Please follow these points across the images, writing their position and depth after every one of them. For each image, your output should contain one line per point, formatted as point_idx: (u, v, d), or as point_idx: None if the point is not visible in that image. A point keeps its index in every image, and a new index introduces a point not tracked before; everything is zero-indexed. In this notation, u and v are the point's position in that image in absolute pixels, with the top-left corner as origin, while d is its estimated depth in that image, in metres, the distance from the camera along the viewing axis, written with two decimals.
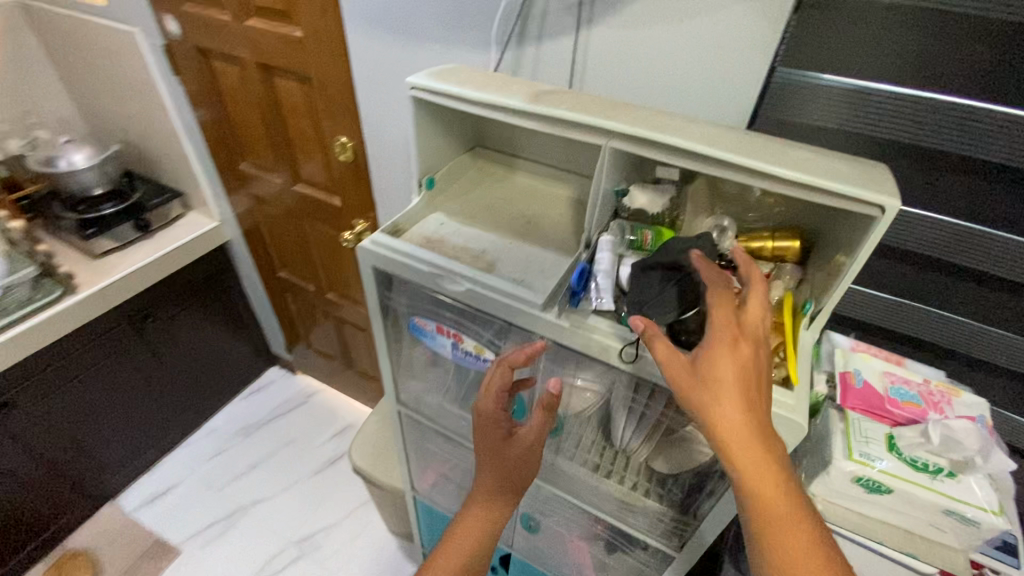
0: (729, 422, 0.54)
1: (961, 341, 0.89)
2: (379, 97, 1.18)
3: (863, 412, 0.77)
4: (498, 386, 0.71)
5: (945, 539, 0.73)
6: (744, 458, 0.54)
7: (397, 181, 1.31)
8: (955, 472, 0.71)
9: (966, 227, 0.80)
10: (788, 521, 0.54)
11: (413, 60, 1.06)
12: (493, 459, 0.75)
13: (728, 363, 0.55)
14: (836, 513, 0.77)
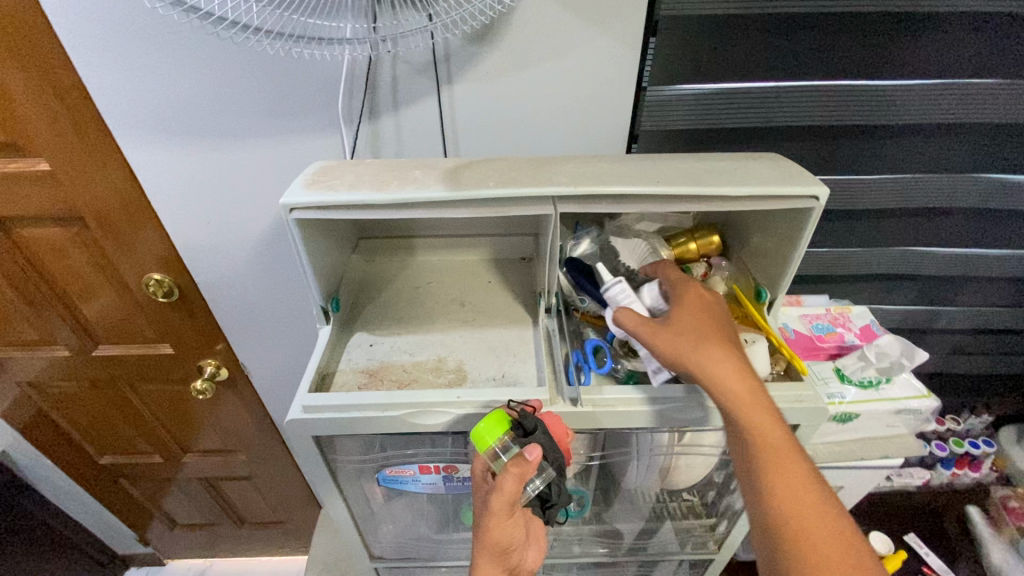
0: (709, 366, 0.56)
1: (833, 269, 1.04)
2: (198, 215, 0.93)
3: (808, 358, 0.85)
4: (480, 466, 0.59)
5: (896, 432, 0.87)
6: (749, 411, 0.54)
7: (252, 302, 1.07)
8: (889, 377, 0.84)
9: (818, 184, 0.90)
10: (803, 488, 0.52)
11: (237, 161, 0.86)
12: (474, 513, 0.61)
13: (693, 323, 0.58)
14: (819, 452, 0.87)
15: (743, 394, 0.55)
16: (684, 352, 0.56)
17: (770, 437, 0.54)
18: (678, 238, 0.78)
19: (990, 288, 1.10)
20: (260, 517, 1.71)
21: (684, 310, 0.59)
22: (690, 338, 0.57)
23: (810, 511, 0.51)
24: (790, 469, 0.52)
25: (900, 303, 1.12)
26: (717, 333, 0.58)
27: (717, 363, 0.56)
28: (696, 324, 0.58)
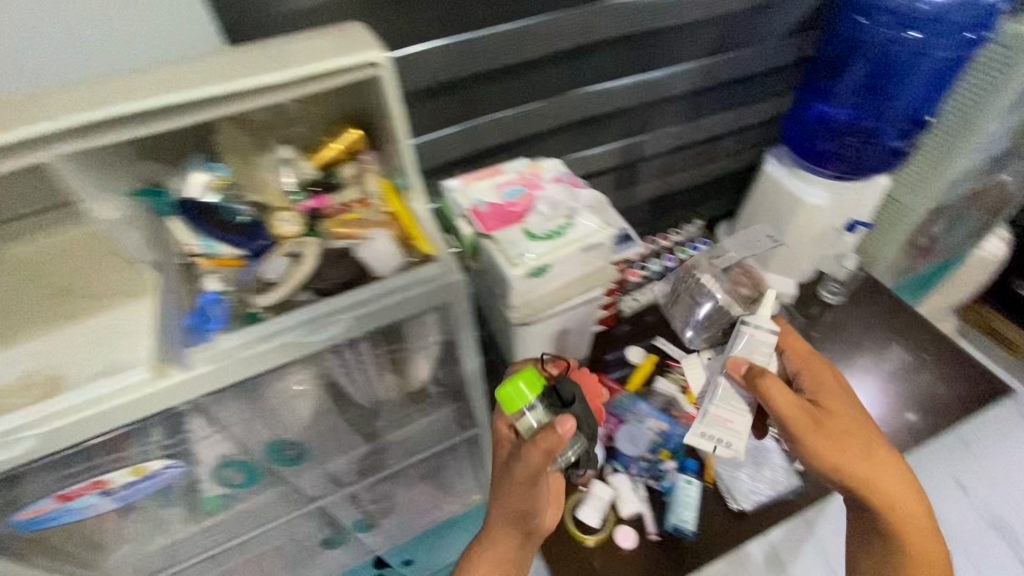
0: (805, 437, 0.80)
1: (525, 128, 1.06)
2: None
3: (501, 226, 0.89)
4: (507, 424, 0.75)
5: (596, 267, 0.94)
6: (858, 439, 0.81)
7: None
8: (571, 221, 0.90)
9: (458, 46, 0.88)
10: (907, 483, 0.80)
11: None
12: (499, 484, 0.75)
13: (807, 435, 0.80)
14: (536, 306, 0.92)
15: (897, 488, 0.80)
16: (813, 445, 0.79)
17: (904, 496, 0.80)
18: (321, 144, 0.73)
19: (669, 109, 1.22)
20: None
21: (842, 425, 0.81)
22: (840, 442, 0.80)
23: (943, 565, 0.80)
24: (883, 462, 0.81)
25: (597, 145, 1.22)
26: (893, 478, 0.80)
27: (873, 455, 0.80)
28: (852, 428, 0.82)
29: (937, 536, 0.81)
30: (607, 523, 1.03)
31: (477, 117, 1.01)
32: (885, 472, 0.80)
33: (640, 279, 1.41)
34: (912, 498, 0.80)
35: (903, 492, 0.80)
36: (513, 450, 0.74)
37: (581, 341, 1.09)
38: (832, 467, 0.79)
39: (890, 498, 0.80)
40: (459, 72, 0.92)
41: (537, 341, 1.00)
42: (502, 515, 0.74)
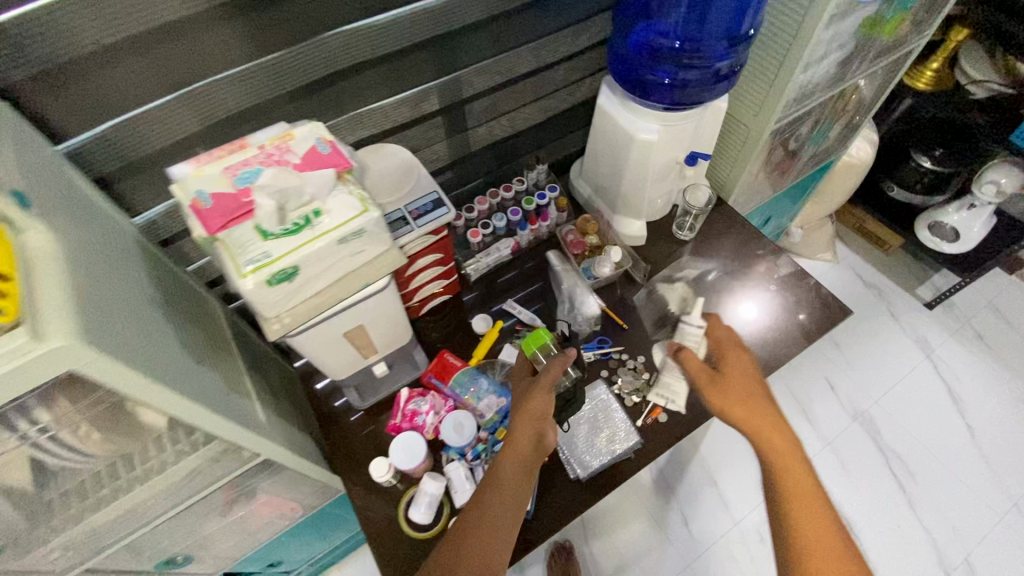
0: (705, 389, 0.95)
1: (277, 82, 0.86)
2: None
3: (229, 224, 0.71)
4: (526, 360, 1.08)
5: (369, 255, 0.80)
6: (732, 385, 0.95)
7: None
8: (319, 208, 0.74)
9: (77, 5, 0.65)
10: (783, 436, 0.89)
11: None
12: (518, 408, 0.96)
13: (699, 376, 0.96)
14: (298, 312, 0.78)
15: (788, 455, 0.87)
16: (714, 402, 0.93)
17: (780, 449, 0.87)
18: None
19: (478, 35, 1.04)
20: None
21: (733, 383, 0.96)
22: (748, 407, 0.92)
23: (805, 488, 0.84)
24: (773, 429, 0.90)
25: (382, 93, 1.02)
26: (779, 437, 0.89)
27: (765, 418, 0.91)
28: (758, 403, 0.92)
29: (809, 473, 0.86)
30: (441, 515, 0.98)
31: (168, 94, 0.78)
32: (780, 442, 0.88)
33: (483, 238, 1.27)
34: (796, 464, 0.86)
35: (752, 409, 0.92)
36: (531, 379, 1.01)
37: (390, 330, 0.96)
38: (708, 393, 0.94)
39: (758, 431, 0.89)
40: (104, 38, 0.69)
41: (325, 345, 0.87)
42: (523, 423, 0.94)
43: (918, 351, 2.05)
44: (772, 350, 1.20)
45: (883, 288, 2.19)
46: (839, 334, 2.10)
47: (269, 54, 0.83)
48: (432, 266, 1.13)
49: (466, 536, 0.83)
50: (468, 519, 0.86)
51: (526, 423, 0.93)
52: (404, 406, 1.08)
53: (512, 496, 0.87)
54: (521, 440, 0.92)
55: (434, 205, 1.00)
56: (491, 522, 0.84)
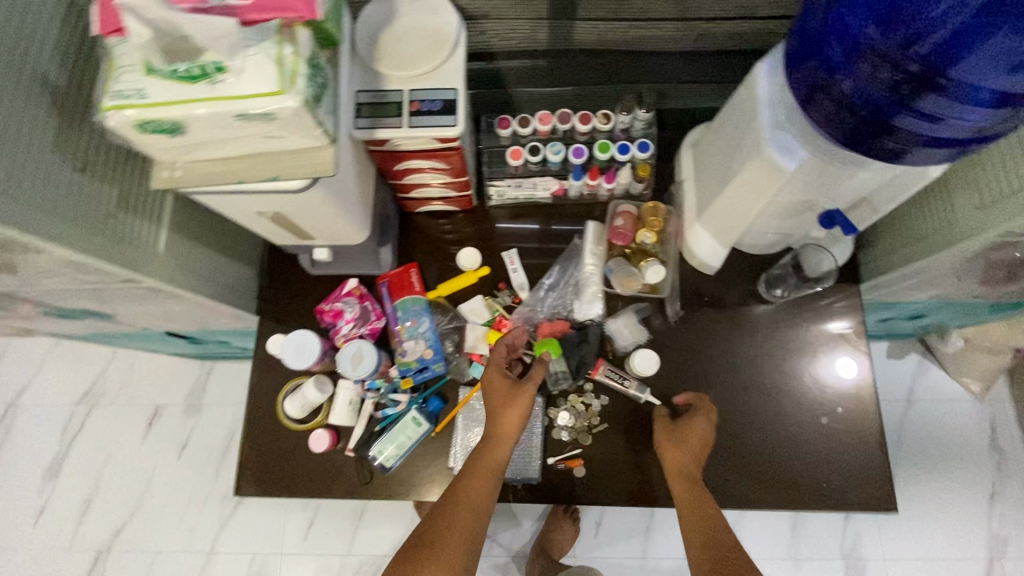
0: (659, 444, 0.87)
1: None
2: None
3: (120, 33, 0.55)
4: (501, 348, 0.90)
5: (292, 143, 0.62)
6: (675, 435, 0.87)
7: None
8: (221, 63, 0.54)
9: None
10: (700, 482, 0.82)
11: None
12: (499, 403, 0.85)
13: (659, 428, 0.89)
14: (194, 173, 0.64)
15: (690, 475, 0.82)
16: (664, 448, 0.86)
17: (692, 471, 0.83)
18: None
19: None
20: None
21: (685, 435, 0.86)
22: (670, 431, 0.87)
23: (708, 505, 0.78)
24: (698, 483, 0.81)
25: None
26: (691, 460, 0.84)
27: (679, 435, 0.86)
28: (671, 431, 0.87)
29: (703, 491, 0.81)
30: (310, 421, 0.93)
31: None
32: (689, 460, 0.84)
33: (524, 165, 0.98)
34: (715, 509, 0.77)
35: (685, 461, 0.84)
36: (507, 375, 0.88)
37: (331, 226, 0.81)
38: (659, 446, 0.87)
39: (688, 483, 0.81)
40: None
41: (233, 208, 0.73)
42: (495, 424, 0.82)
43: (984, 548, 1.60)
44: (763, 488, 0.91)
45: (1010, 459, 1.65)
46: (905, 472, 1.66)
47: None
48: (436, 171, 0.90)
49: (432, 549, 0.70)
50: (431, 522, 0.73)
51: (500, 434, 0.82)
52: (339, 298, 0.97)
53: (485, 504, 0.76)
54: (496, 452, 0.81)
55: (444, 109, 0.75)
56: (460, 532, 0.72)
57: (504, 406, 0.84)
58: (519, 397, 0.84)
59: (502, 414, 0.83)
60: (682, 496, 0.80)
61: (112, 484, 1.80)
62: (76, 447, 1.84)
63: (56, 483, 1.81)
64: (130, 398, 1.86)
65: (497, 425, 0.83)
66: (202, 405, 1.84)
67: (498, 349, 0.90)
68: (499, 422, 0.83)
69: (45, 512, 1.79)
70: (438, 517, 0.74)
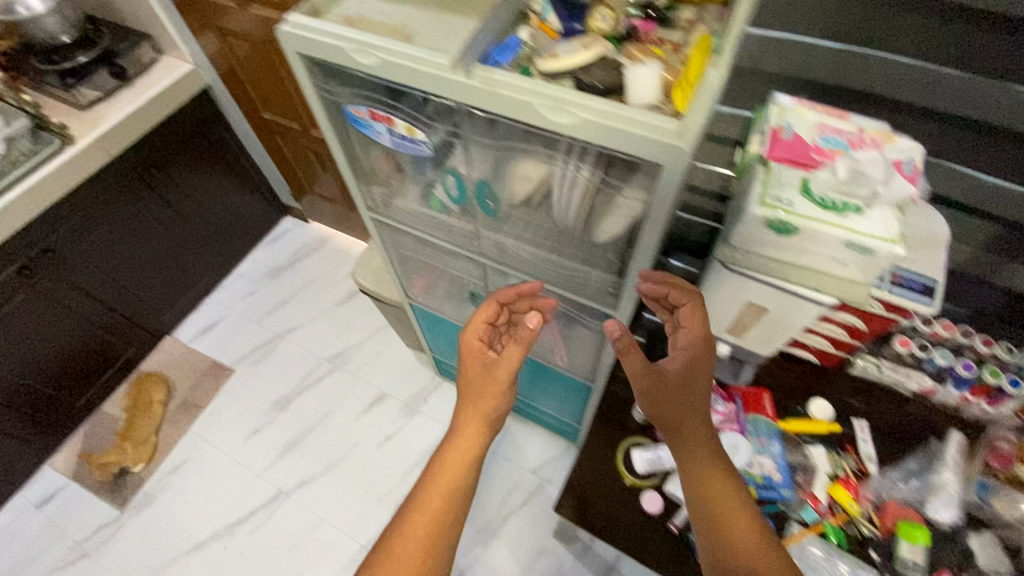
0: (647, 392, 0.84)
1: (908, 86, 0.87)
2: None
3: (787, 162, 0.78)
4: (485, 318, 0.98)
5: (849, 273, 0.79)
6: (668, 401, 0.83)
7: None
8: (860, 206, 0.74)
9: None
10: (711, 455, 0.83)
11: None
12: (472, 376, 0.93)
13: (663, 371, 0.84)
14: (751, 262, 0.83)
15: (704, 449, 0.83)
16: (646, 394, 0.84)
17: (699, 444, 0.83)
18: None
19: None
20: None
21: (674, 387, 0.84)
22: (675, 395, 0.83)
23: (718, 481, 0.81)
24: (701, 454, 0.82)
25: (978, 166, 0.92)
26: (681, 408, 0.83)
27: (687, 404, 0.83)
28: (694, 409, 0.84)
29: (721, 460, 0.83)
30: (652, 478, 1.03)
31: (870, 50, 0.86)
32: (701, 437, 0.83)
33: (907, 353, 1.10)
34: (722, 477, 0.81)
35: (685, 423, 0.83)
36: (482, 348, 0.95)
37: (770, 334, 0.97)
38: (646, 399, 0.85)
39: (695, 456, 0.83)
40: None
41: (724, 294, 0.92)
42: (484, 382, 0.92)
43: None
44: None
45: None
46: None
47: (931, 64, 0.83)
48: (842, 330, 1.03)
49: (428, 499, 0.83)
50: (434, 472, 0.86)
51: (489, 392, 0.91)
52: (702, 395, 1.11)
53: (473, 454, 0.88)
54: (492, 399, 0.91)
55: (924, 291, 0.89)
56: (449, 479, 0.85)
57: (480, 378, 0.93)
58: (494, 373, 0.92)
59: (499, 375, 0.92)
60: (699, 467, 0.82)
61: (317, 438, 2.00)
62: (306, 393, 2.11)
63: (278, 415, 2.06)
64: (366, 375, 2.13)
65: (475, 383, 0.93)
66: (417, 410, 2.03)
67: (483, 312, 0.98)
68: (471, 391, 0.92)
69: (257, 433, 2.03)
70: (442, 460, 0.87)
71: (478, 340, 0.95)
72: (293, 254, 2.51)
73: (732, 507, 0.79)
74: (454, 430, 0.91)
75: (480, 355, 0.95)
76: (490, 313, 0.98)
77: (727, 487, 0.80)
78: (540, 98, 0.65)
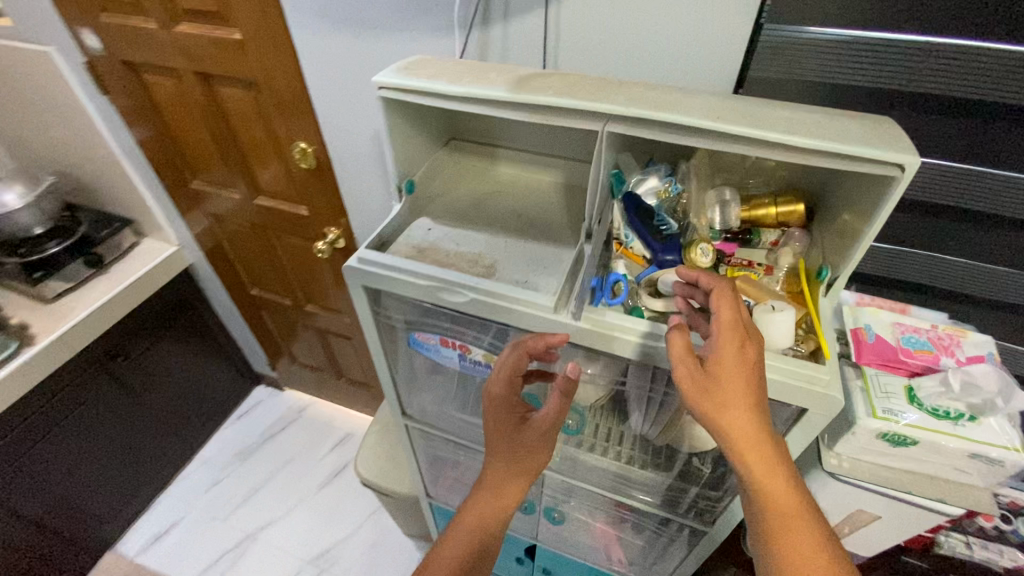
0: (709, 408, 0.54)
1: (963, 282, 0.87)
2: (343, 113, 1.11)
3: (879, 366, 0.76)
4: (512, 368, 0.66)
5: (970, 480, 0.74)
6: (748, 449, 0.55)
7: (360, 164, 1.19)
8: (975, 415, 0.72)
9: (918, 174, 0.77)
10: (787, 492, 0.56)
11: (384, 50, 0.95)
12: (496, 439, 0.72)
13: (724, 374, 0.54)
14: (860, 470, 0.78)
15: (771, 487, 0.56)
16: (707, 407, 0.54)
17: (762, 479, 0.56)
18: (759, 200, 0.73)
19: None
20: (353, 373, 2.05)
21: (734, 398, 0.54)
22: (716, 411, 0.54)
23: (794, 534, 0.55)
24: (779, 493, 0.56)
25: None
26: (753, 433, 0.54)
27: (738, 432, 0.54)
28: (750, 430, 0.54)
29: (796, 485, 0.57)
30: None
31: (936, 252, 0.85)
32: (767, 468, 0.55)
33: (991, 527, 1.03)
34: (808, 543, 0.55)
35: (754, 460, 0.55)
36: (500, 401, 0.69)
37: (876, 538, 0.88)
38: (710, 424, 0.55)
39: (770, 495, 0.56)
40: (958, 195, 0.78)
41: (828, 503, 0.84)
42: (517, 447, 0.72)
43: None
44: None
45: None
46: None
47: (986, 263, 0.84)
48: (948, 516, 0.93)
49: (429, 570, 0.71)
50: (448, 535, 0.73)
51: (513, 452, 0.72)
52: None
53: (495, 525, 0.73)
54: (517, 458, 0.73)
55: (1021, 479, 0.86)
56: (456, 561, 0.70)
57: (506, 439, 0.72)
58: (523, 438, 0.71)
59: (530, 433, 0.71)
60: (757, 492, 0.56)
61: None
62: None
63: None
64: None
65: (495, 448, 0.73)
66: None
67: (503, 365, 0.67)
68: (497, 449, 0.73)
69: None
70: (449, 537, 0.73)
71: (506, 395, 0.68)
72: (266, 430, 2.25)
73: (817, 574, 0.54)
74: (483, 474, 0.75)
75: (510, 419, 0.70)
76: (523, 360, 0.66)
77: (807, 536, 0.55)
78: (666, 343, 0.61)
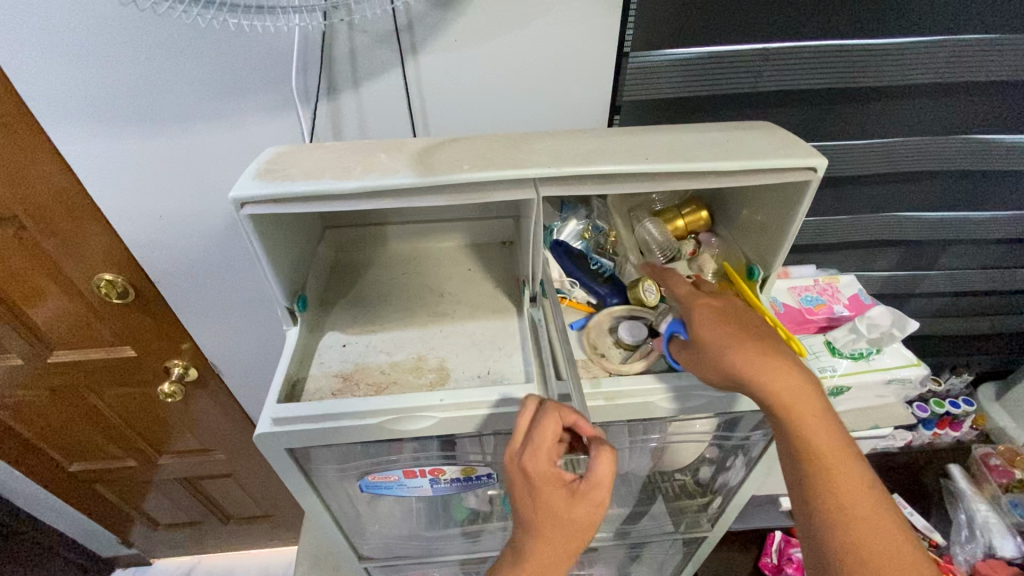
0: (716, 359, 0.53)
1: (814, 236, 1.02)
2: (159, 227, 0.87)
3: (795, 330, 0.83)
4: (550, 432, 0.50)
5: (887, 401, 0.86)
6: (782, 391, 0.51)
7: (200, 280, 0.95)
8: (879, 348, 0.83)
9: None
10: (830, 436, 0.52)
11: (206, 144, 0.77)
12: (537, 517, 0.51)
13: (714, 329, 0.54)
14: None
15: (814, 427, 0.52)
16: (711, 363, 0.53)
17: (792, 402, 0.51)
18: (666, 214, 0.74)
19: (973, 251, 1.11)
20: (245, 512, 1.66)
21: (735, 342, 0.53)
22: (729, 361, 0.52)
23: (840, 476, 0.51)
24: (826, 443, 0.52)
25: (871, 270, 1.12)
26: (774, 373, 0.51)
27: (760, 377, 0.51)
28: (778, 375, 0.51)
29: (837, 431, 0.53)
30: None
31: None
32: (807, 404, 0.52)
33: None
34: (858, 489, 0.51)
35: (790, 398, 0.52)
36: (531, 472, 0.50)
37: None
38: (724, 376, 0.53)
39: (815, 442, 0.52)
40: None
41: None
42: (561, 530, 0.51)
43: None
44: None
45: None
46: None
47: (827, 216, 0.99)
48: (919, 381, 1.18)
49: None
50: None
51: (555, 537, 0.52)
52: (779, 549, 1.24)
53: None
54: (557, 544, 0.52)
55: None
56: None
57: (547, 514, 0.51)
58: (574, 513, 0.50)
59: (575, 512, 0.51)
60: (783, 410, 0.52)
61: None
62: None
63: None
64: None
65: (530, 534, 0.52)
66: None
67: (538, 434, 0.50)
68: (540, 527, 0.52)
69: None
70: None
71: (546, 467, 0.50)
72: None
73: (859, 512, 0.51)
74: (517, 551, 0.54)
75: (553, 495, 0.51)
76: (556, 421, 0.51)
77: (842, 454, 0.52)
78: (660, 395, 0.59)
